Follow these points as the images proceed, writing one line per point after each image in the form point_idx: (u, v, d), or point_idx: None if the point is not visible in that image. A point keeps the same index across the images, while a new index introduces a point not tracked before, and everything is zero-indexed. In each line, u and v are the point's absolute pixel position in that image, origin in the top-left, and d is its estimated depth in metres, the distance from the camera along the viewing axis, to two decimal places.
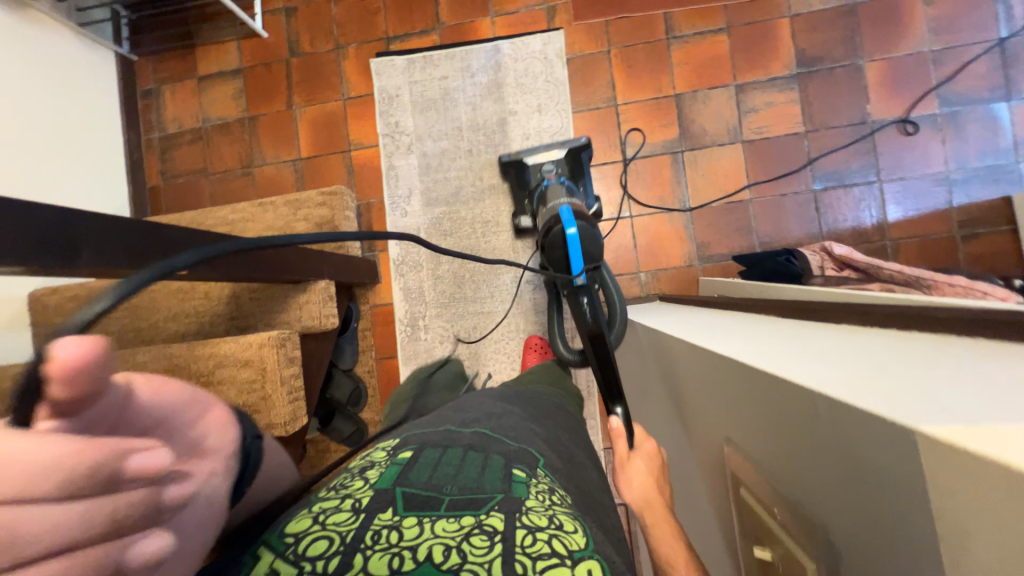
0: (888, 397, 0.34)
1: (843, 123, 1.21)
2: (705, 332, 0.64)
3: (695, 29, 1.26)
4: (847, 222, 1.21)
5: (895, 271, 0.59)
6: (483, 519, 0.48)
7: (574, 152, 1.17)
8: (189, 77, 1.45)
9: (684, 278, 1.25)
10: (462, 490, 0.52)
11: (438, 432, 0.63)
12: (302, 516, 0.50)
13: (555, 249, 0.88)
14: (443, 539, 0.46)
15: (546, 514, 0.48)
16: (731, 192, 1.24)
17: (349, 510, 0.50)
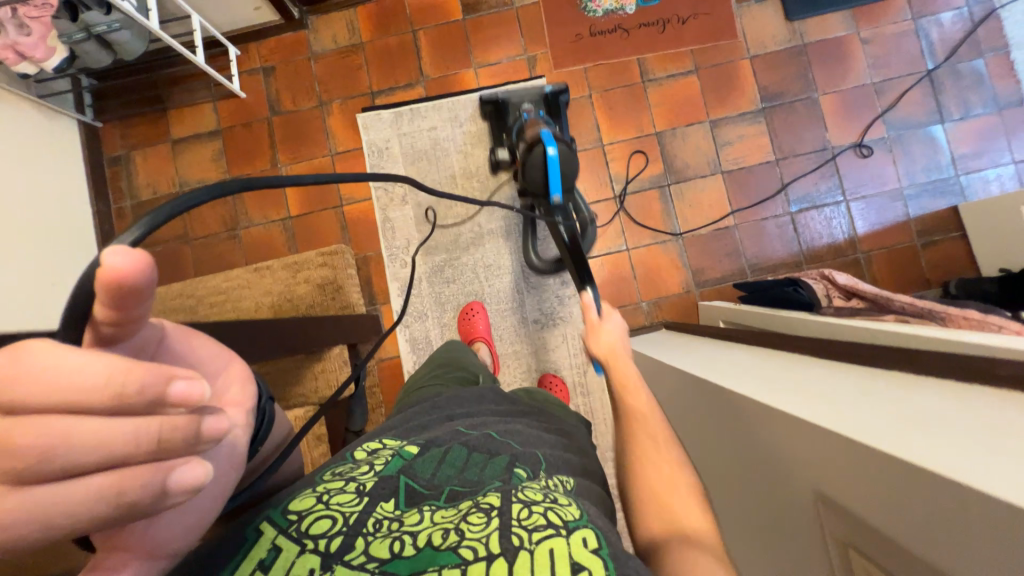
0: (977, 467, 0.37)
1: (807, 150, 1.33)
2: (741, 376, 0.69)
3: (667, 72, 1.35)
4: (822, 239, 1.32)
5: (906, 302, 0.66)
6: (480, 501, 0.50)
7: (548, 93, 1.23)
8: (163, 141, 1.39)
9: (684, 304, 1.31)
10: (465, 483, 0.54)
11: (443, 434, 0.63)
12: (305, 495, 0.50)
13: (533, 169, 0.92)
14: (442, 525, 0.47)
15: (540, 493, 0.51)
16: (717, 219, 1.32)
17: (352, 492, 0.50)
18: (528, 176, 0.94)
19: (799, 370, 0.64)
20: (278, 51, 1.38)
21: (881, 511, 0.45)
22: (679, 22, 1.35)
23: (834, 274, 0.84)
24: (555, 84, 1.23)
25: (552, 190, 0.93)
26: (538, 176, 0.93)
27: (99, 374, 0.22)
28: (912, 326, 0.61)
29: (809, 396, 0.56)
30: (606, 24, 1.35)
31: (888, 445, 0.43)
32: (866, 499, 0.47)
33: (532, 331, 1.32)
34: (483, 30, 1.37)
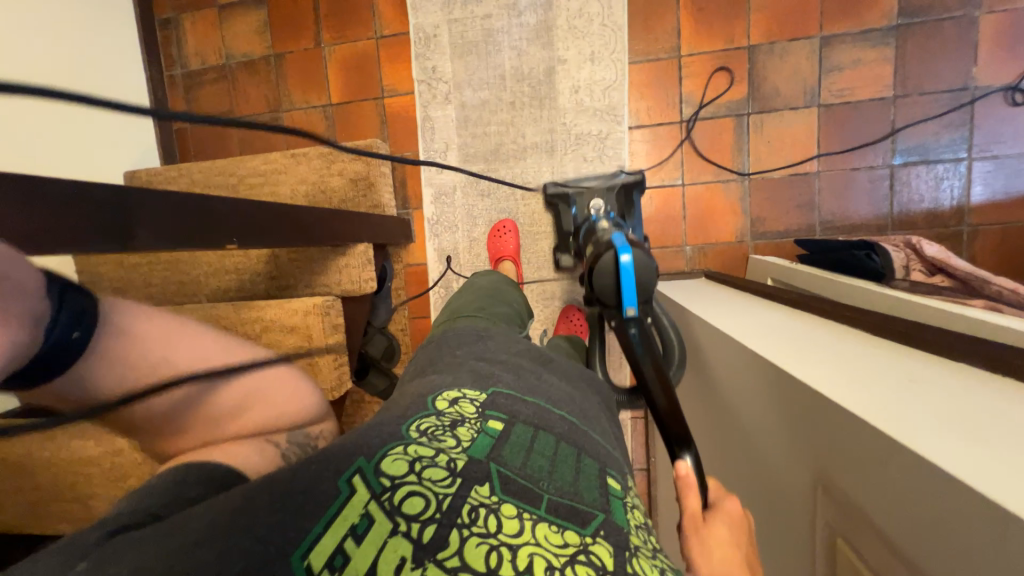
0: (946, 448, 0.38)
1: (940, 88, 1.06)
2: (787, 343, 0.61)
3: None
4: (922, 204, 1.11)
5: (1007, 288, 0.56)
6: (588, 543, 0.39)
7: (625, 195, 1.12)
8: (210, 6, 1.33)
9: (733, 255, 1.19)
10: (562, 491, 0.43)
11: (530, 406, 0.52)
12: (396, 452, 0.41)
13: (604, 282, 0.80)
14: (544, 551, 0.37)
15: (651, 567, 0.40)
16: (797, 164, 1.14)
17: (446, 468, 0.41)
18: (599, 292, 0.81)
19: (830, 343, 0.58)
20: None
21: (851, 482, 0.46)
22: None
23: (917, 243, 0.71)
24: (635, 175, 1.12)
25: (628, 303, 0.77)
26: (609, 291, 0.79)
27: None
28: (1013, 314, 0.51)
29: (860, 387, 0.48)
30: None
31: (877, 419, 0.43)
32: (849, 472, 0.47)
33: None
34: None
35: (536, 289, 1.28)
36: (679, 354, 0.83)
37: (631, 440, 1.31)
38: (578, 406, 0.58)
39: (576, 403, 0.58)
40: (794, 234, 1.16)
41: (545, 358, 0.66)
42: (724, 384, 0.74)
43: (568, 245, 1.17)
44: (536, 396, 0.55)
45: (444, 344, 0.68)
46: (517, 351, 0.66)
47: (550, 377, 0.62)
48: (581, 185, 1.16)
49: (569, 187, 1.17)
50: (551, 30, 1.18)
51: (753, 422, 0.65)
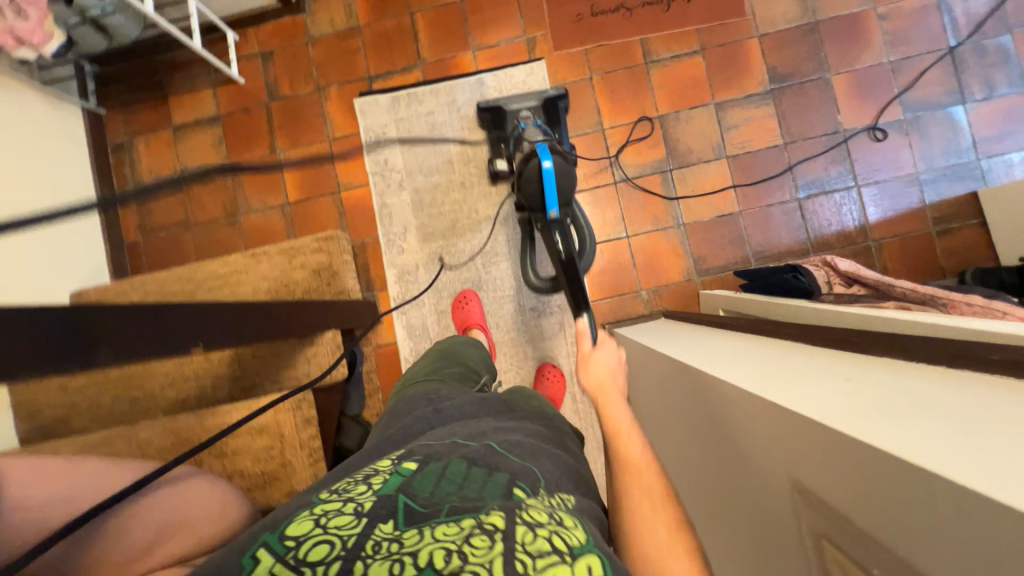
0: (905, 440, 0.40)
1: (817, 133, 1.27)
2: (731, 363, 0.67)
3: (671, 53, 1.30)
4: (831, 227, 1.27)
5: (908, 289, 0.65)
6: (483, 519, 0.40)
7: (548, 101, 1.23)
8: (165, 128, 1.40)
9: (685, 293, 1.28)
10: (466, 497, 0.44)
11: (443, 443, 0.55)
12: (301, 518, 0.42)
13: (530, 185, 0.90)
14: (444, 544, 0.38)
15: (545, 513, 0.43)
16: (721, 206, 1.29)
17: (350, 513, 0.41)
18: (527, 196, 0.92)
19: (782, 358, 0.63)
20: (275, 36, 1.38)
21: (841, 497, 0.48)
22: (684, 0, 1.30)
23: (831, 261, 0.81)
24: (556, 89, 1.24)
25: (550, 205, 0.91)
26: (535, 196, 0.91)
27: None
28: (917, 311, 0.58)
29: (792, 389, 0.54)
30: (608, 4, 1.31)
31: (841, 423, 0.45)
32: (832, 487, 0.48)
33: (529, 317, 1.30)
34: (482, 10, 1.34)
35: (509, 352, 1.30)
36: (588, 240, 1.06)
37: None
38: (500, 431, 0.62)
39: (497, 430, 0.62)
40: (732, 266, 1.27)
41: (478, 408, 0.70)
42: (693, 419, 0.78)
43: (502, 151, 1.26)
44: (452, 435, 0.58)
45: (395, 413, 0.74)
46: (455, 403, 0.71)
47: (477, 417, 0.67)
48: (511, 99, 1.26)
49: (501, 100, 1.26)
50: None
51: (727, 452, 0.68)
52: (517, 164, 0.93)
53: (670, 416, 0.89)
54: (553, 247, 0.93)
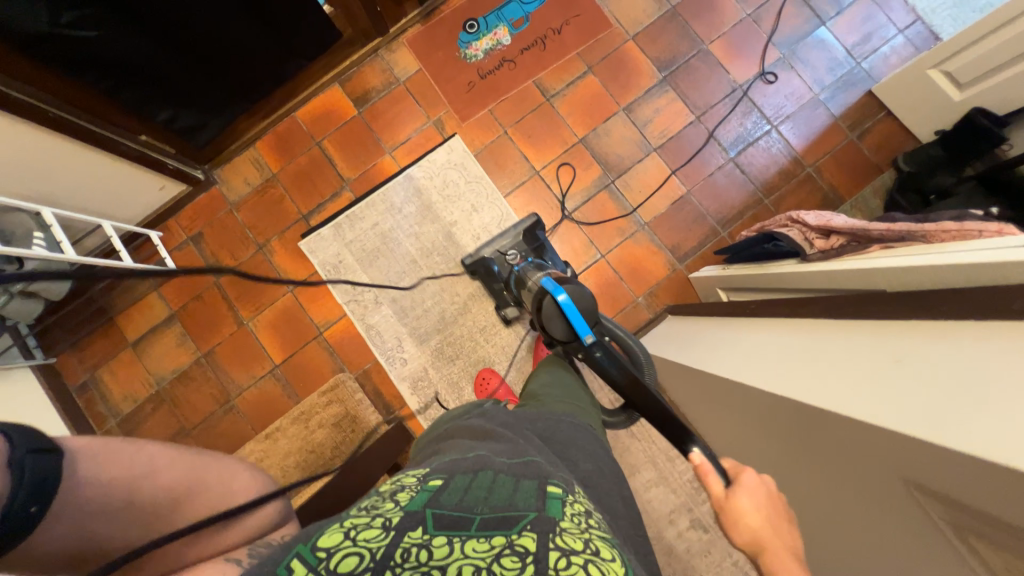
0: (1001, 438, 0.39)
1: (720, 97, 1.37)
2: (759, 364, 0.71)
3: (565, 82, 1.38)
4: (771, 169, 1.35)
5: (884, 230, 0.70)
6: (515, 540, 0.37)
7: (529, 233, 1.22)
8: (123, 348, 1.35)
9: (677, 283, 1.32)
10: (494, 507, 0.41)
11: (473, 455, 0.50)
12: (330, 529, 0.37)
13: (555, 323, 0.84)
14: (472, 562, 0.35)
15: (579, 539, 0.38)
16: (671, 193, 1.35)
17: (379, 525, 0.37)
18: (558, 338, 0.85)
19: (817, 346, 0.65)
20: (198, 217, 1.36)
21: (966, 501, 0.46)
22: (555, 34, 1.38)
23: (796, 218, 0.87)
24: (530, 217, 1.24)
25: (582, 332, 0.81)
26: (564, 332, 0.83)
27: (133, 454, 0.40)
28: (902, 251, 0.64)
29: (823, 387, 0.58)
30: (491, 63, 1.38)
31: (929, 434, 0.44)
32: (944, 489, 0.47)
33: None
34: (382, 114, 1.37)
35: None
36: (647, 356, 0.84)
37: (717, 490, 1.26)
38: (523, 440, 0.58)
39: (521, 439, 0.57)
40: (706, 241, 1.33)
41: (505, 415, 0.66)
42: (743, 420, 0.81)
43: (507, 298, 1.26)
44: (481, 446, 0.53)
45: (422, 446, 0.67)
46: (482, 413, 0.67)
47: (503, 422, 0.62)
48: (493, 241, 1.26)
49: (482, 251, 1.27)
50: (432, 207, 1.35)
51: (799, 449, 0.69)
52: (534, 311, 0.90)
53: (719, 417, 0.92)
54: (603, 374, 0.78)
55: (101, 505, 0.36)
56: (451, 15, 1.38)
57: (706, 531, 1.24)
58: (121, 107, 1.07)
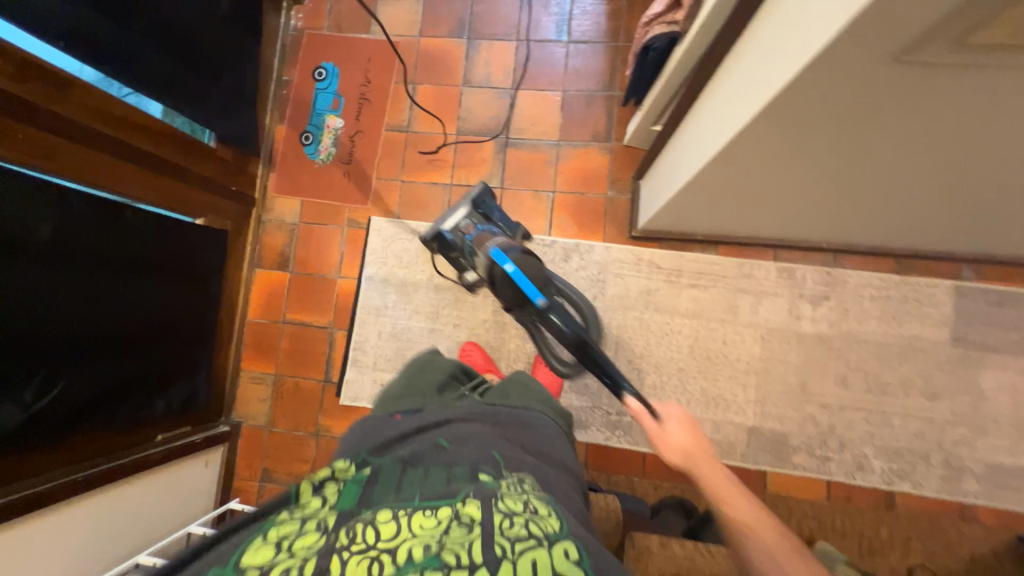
0: None
1: (518, 12, 1.43)
2: (725, 124, 0.72)
3: (406, 108, 1.43)
4: (602, 20, 1.41)
5: None
6: (459, 509, 0.53)
7: (479, 200, 1.12)
8: None
9: (623, 156, 1.35)
10: (431, 494, 0.57)
11: (401, 454, 0.68)
12: (263, 545, 0.53)
13: (509, 288, 0.89)
14: (419, 534, 0.51)
15: (520, 502, 0.55)
16: (554, 104, 1.39)
17: (315, 533, 0.54)
18: (512, 298, 0.90)
19: (751, 67, 0.65)
20: (251, 458, 1.37)
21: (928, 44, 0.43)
22: (368, 85, 1.45)
23: (650, 17, 0.91)
24: (478, 185, 1.16)
25: (534, 298, 0.88)
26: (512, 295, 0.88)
27: None
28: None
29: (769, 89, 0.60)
30: (345, 148, 1.44)
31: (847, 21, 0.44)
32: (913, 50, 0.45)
33: (603, 302, 1.31)
34: (307, 256, 1.41)
35: (630, 332, 1.30)
36: (588, 310, 1.05)
37: (806, 262, 1.26)
38: (458, 430, 0.71)
39: (457, 430, 0.71)
40: (612, 109, 1.37)
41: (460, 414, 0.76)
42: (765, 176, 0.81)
43: (465, 269, 1.11)
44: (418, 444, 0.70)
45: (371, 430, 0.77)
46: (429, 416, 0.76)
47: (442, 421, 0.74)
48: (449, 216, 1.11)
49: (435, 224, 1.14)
50: (406, 282, 1.37)
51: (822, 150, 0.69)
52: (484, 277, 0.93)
53: (749, 196, 0.93)
54: (557, 331, 0.91)
55: None
56: (285, 143, 1.45)
57: (828, 297, 1.25)
58: (121, 431, 1.05)
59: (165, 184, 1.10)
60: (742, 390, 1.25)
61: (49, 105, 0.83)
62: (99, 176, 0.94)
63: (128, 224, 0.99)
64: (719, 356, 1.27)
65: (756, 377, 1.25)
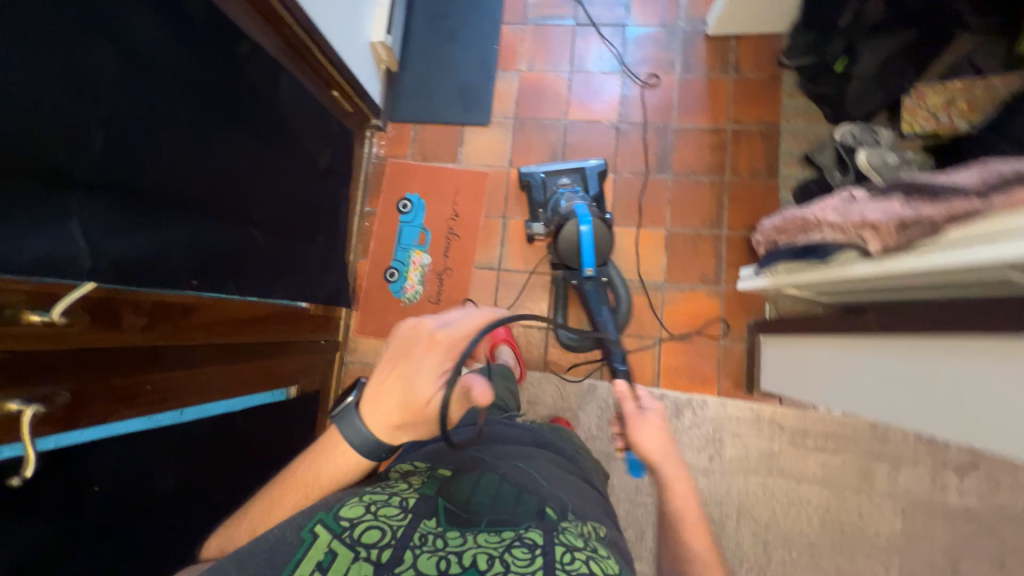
0: None
1: (613, 143, 1.37)
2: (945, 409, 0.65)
3: (497, 244, 1.36)
4: (705, 152, 1.33)
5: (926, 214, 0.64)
6: (521, 535, 0.57)
7: (587, 172, 1.29)
8: None
9: (734, 300, 1.26)
10: (502, 513, 0.62)
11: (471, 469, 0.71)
12: (355, 503, 0.60)
13: (571, 246, 1.11)
14: (485, 549, 0.55)
15: (580, 540, 0.58)
16: (657, 242, 1.31)
17: (396, 507, 0.60)
18: (565, 250, 1.11)
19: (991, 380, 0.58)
20: None
21: None
22: (456, 219, 1.39)
23: (819, 217, 0.83)
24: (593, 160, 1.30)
25: (586, 264, 1.08)
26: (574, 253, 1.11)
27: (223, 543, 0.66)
28: (975, 230, 0.59)
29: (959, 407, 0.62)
30: (432, 285, 1.36)
31: None
32: None
33: (720, 466, 1.21)
34: None
35: (752, 500, 1.19)
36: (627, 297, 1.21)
37: None
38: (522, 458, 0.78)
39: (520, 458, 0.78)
40: (720, 249, 1.29)
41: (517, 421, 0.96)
42: None
43: (541, 216, 1.30)
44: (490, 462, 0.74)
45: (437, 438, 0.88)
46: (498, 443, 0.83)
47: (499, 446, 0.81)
48: (552, 167, 1.31)
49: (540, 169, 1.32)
50: None
51: None
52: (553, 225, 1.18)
53: None
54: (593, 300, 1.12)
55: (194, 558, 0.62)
56: (369, 280, 1.39)
57: (976, 467, 1.13)
58: None
59: (268, 367, 1.01)
60: (883, 570, 1.13)
61: (177, 339, 0.76)
62: (216, 391, 0.85)
63: (237, 431, 0.92)
64: (855, 530, 1.15)
65: (899, 556, 1.13)
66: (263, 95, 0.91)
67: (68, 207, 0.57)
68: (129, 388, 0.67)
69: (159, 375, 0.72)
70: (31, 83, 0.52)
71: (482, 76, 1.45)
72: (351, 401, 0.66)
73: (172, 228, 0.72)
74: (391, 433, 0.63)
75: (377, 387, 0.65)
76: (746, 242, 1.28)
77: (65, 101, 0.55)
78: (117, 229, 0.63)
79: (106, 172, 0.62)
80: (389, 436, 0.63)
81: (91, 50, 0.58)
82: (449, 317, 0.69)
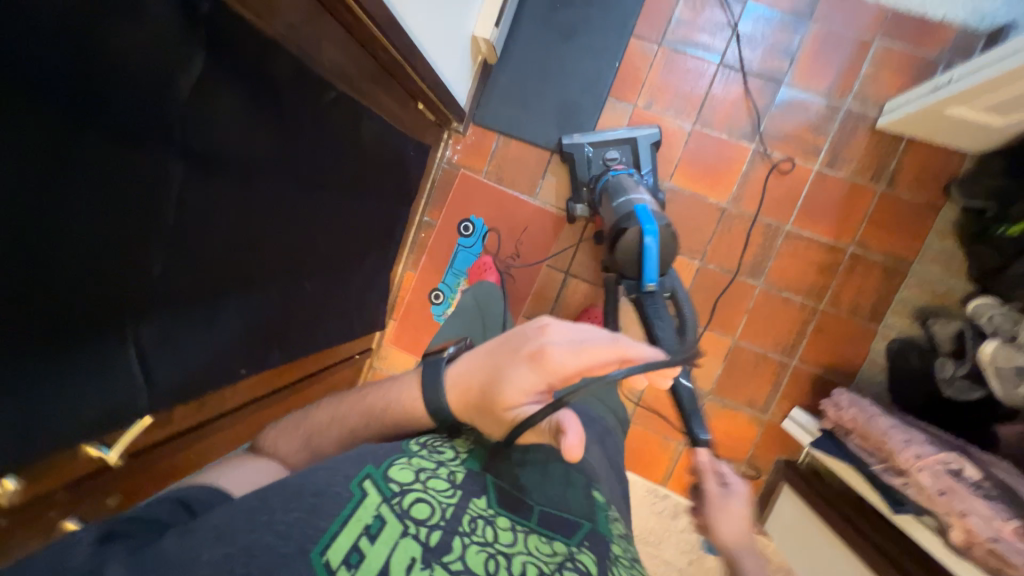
0: None
1: (711, 226, 1.20)
2: None
3: (551, 300, 1.28)
4: (809, 269, 1.17)
5: None
6: (572, 549, 0.53)
7: (639, 144, 1.14)
8: None
9: (774, 434, 1.21)
10: (553, 510, 0.58)
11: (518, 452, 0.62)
12: (404, 465, 0.52)
13: (629, 258, 0.89)
14: (535, 557, 0.50)
15: (630, 567, 0.57)
16: (719, 349, 1.22)
17: (445, 480, 0.53)
18: (621, 263, 0.90)
19: None
20: None
21: None
22: (515, 259, 1.29)
23: (913, 472, 0.75)
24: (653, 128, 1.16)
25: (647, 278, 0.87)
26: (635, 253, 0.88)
27: (294, 450, 0.62)
28: None
29: None
30: None
31: None
32: None
33: (696, 570, 1.26)
34: None
35: None
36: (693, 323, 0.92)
37: None
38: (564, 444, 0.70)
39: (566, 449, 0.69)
40: (781, 378, 1.20)
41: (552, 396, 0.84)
42: None
43: (580, 193, 1.16)
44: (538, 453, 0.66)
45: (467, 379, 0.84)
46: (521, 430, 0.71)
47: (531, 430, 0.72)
48: (597, 138, 1.14)
49: (586, 138, 1.15)
50: None
51: None
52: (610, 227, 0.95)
53: None
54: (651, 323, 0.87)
55: (258, 474, 0.58)
56: (412, 294, 1.35)
57: None
58: None
59: (303, 398, 1.03)
60: None
61: (222, 406, 0.77)
62: (254, 436, 0.88)
63: None
64: None
65: None
66: (339, 140, 0.79)
67: (118, 331, 0.52)
68: (172, 465, 0.69)
69: (201, 444, 0.74)
70: (85, 219, 0.43)
71: (590, 96, 1.22)
72: (444, 355, 0.63)
73: (228, 311, 0.68)
74: (455, 393, 0.58)
75: (476, 351, 0.60)
76: (813, 381, 1.19)
77: (122, 224, 0.47)
78: (166, 332, 0.59)
79: (169, 292, 0.57)
80: (453, 391, 0.58)
81: (156, 153, 0.48)
82: (579, 328, 0.55)
